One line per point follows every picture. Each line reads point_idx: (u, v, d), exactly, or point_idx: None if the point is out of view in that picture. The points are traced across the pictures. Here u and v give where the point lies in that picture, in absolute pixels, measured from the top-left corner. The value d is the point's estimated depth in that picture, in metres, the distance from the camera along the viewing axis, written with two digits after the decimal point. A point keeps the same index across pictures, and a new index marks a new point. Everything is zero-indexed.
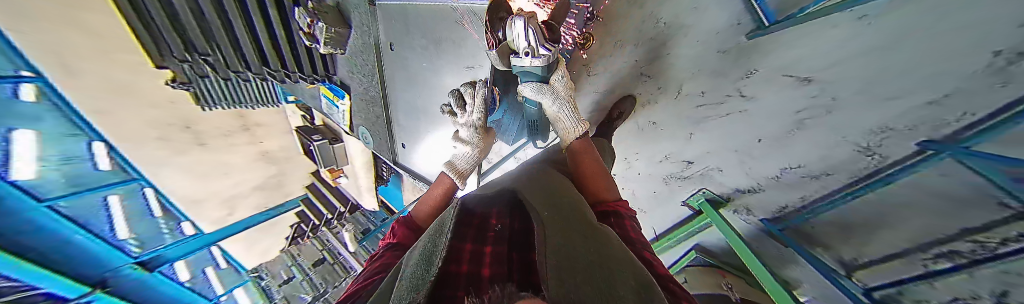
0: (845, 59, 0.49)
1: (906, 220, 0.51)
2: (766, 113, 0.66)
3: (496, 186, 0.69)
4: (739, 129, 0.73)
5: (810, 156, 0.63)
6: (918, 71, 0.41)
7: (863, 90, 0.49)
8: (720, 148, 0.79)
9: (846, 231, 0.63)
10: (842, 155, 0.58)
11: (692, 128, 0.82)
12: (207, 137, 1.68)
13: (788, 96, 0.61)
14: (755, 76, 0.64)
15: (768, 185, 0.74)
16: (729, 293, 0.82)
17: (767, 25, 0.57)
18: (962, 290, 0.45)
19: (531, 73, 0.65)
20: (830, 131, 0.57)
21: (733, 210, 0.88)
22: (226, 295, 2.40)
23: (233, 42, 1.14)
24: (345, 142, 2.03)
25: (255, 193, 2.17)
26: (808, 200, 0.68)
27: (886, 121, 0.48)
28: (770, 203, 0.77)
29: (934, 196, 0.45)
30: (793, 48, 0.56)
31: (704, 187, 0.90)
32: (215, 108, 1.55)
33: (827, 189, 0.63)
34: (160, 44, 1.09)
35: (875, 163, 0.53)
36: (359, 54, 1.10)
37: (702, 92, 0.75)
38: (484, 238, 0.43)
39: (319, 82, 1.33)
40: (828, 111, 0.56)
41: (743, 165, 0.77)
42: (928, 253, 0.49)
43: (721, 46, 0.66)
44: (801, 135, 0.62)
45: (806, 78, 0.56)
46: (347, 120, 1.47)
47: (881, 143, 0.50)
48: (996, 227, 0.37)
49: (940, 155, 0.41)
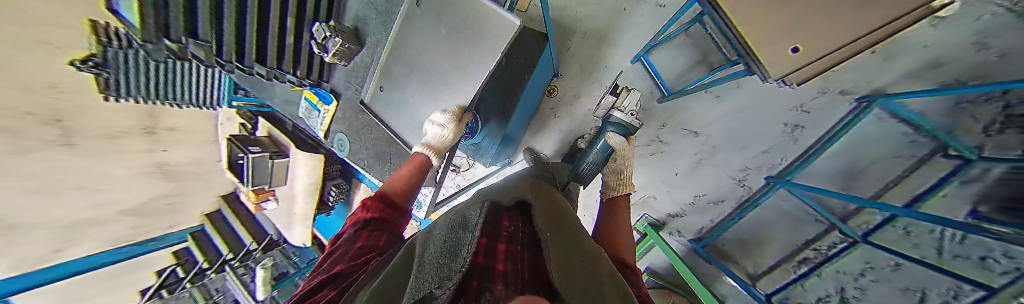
0: (716, 121, 0.86)
1: (774, 235, 0.87)
2: (671, 158, 0.98)
3: (501, 192, 0.69)
4: (662, 165, 1.01)
5: (704, 187, 0.97)
6: (748, 119, 0.80)
7: (729, 142, 0.86)
8: (651, 179, 1.05)
9: (745, 248, 0.95)
10: (726, 187, 0.93)
11: (632, 164, 1.06)
12: (82, 136, 0.94)
13: (688, 143, 0.93)
14: (665, 128, 0.96)
15: (693, 208, 1.02)
16: None
17: (667, 94, 0.91)
18: (815, 290, 0.75)
19: (619, 127, 0.79)
20: (720, 172, 0.92)
21: (669, 232, 1.11)
22: None
23: None
24: (292, 158, 1.36)
25: (123, 222, 1.22)
26: (716, 222, 0.99)
27: (745, 164, 0.86)
28: (691, 226, 1.06)
29: (785, 216, 0.84)
30: (688, 112, 0.89)
31: (644, 213, 1.12)
32: (124, 99, 0.93)
33: (723, 210, 0.96)
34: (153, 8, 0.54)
35: (749, 191, 0.89)
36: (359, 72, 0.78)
37: (637, 136, 1.02)
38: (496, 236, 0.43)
39: (304, 85, 0.92)
40: (711, 153, 0.90)
41: (669, 192, 1.05)
42: (797, 261, 0.81)
43: (648, 103, 0.96)
44: (700, 171, 0.95)
45: (695, 131, 0.90)
46: (326, 125, 1.06)
47: (746, 177, 0.88)
48: (823, 237, 0.75)
49: (776, 186, 0.79)
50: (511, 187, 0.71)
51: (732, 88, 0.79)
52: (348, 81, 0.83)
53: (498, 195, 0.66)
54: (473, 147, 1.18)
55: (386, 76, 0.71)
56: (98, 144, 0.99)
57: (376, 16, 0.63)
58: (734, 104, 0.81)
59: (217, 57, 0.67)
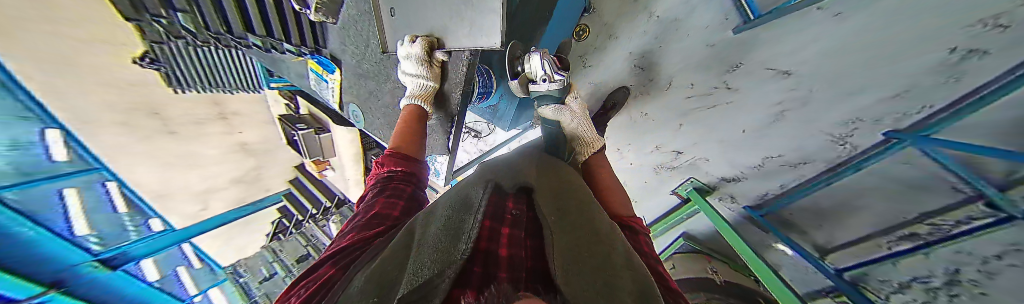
0: (815, 57, 0.55)
1: (871, 204, 0.62)
2: (729, 113, 0.75)
3: (504, 165, 0.56)
4: (719, 120, 0.78)
5: (781, 147, 0.71)
6: (880, 50, 0.46)
7: (835, 84, 0.55)
8: (704, 138, 0.85)
9: (821, 217, 0.73)
10: (814, 146, 0.65)
11: (680, 119, 0.86)
12: (176, 124, 1.44)
13: (763, 90, 0.67)
14: (739, 69, 0.67)
15: (751, 174, 0.82)
16: (714, 276, 0.99)
17: (750, 18, 0.59)
18: (920, 268, 0.59)
19: (547, 97, 0.66)
20: (806, 129, 0.64)
21: (718, 198, 0.96)
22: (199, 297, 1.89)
23: (214, 3, 0.84)
24: (332, 131, 1.79)
25: (234, 187, 1.84)
26: (786, 189, 0.77)
27: (854, 115, 0.55)
28: (751, 190, 0.86)
29: (899, 184, 0.55)
30: (775, 45, 0.59)
31: (691, 177, 0.98)
32: (187, 90, 1.39)
33: (804, 178, 0.72)
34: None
35: (847, 152, 0.60)
36: (355, 25, 0.79)
37: (690, 84, 0.78)
38: (501, 219, 0.36)
39: (306, 55, 1.05)
40: (802, 104, 0.62)
41: (724, 154, 0.84)
42: (894, 237, 0.61)
43: (709, 38, 0.68)
44: (778, 126, 0.69)
45: (786, 71, 0.60)
46: (336, 97, 1.16)
47: (852, 132, 0.57)
48: (949, 211, 0.49)
49: (903, 144, 0.49)
50: (512, 161, 0.57)
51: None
52: (343, 44, 0.90)
53: (500, 167, 0.53)
54: (490, 110, 1.05)
55: None
56: (190, 130, 1.50)
57: None
58: (868, 23, 0.46)
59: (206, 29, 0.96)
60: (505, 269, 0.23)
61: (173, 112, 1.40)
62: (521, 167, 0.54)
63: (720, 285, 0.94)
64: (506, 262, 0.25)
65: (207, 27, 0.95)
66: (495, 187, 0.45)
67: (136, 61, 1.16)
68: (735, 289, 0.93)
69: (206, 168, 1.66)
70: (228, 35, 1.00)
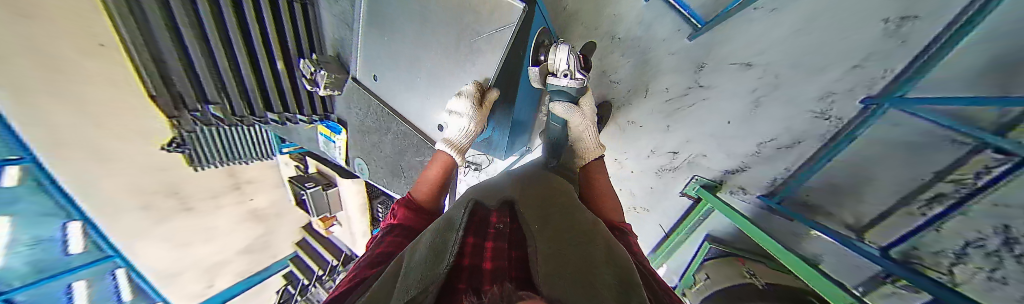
0: (771, 45, 0.54)
1: (878, 167, 0.47)
2: (706, 103, 0.67)
3: (490, 188, 0.62)
4: (701, 116, 0.69)
5: (775, 129, 0.59)
6: (825, 33, 0.47)
7: (796, 66, 0.52)
8: (700, 134, 0.72)
9: (836, 193, 0.55)
10: (805, 123, 0.55)
11: (667, 121, 0.76)
12: (194, 200, 1.54)
13: (737, 82, 0.62)
14: (705, 68, 0.64)
15: (752, 162, 0.66)
16: (754, 280, 0.72)
17: (699, 25, 0.62)
18: (960, 236, 0.39)
19: (563, 92, 0.74)
20: (798, 105, 0.54)
21: (728, 192, 0.73)
22: None
23: (238, 84, 1.09)
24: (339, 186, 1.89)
25: (239, 259, 1.97)
26: (795, 168, 0.59)
27: (831, 86, 0.49)
28: (761, 178, 0.66)
29: (905, 144, 0.43)
30: (734, 40, 0.58)
31: (695, 175, 0.77)
32: (208, 167, 1.42)
33: (805, 157, 0.57)
34: (176, 92, 1.01)
35: (839, 124, 0.50)
36: (355, 93, 1.21)
37: (666, 88, 0.73)
38: (486, 235, 0.41)
39: (316, 121, 1.37)
40: (775, 88, 0.56)
41: (721, 144, 0.69)
42: (924, 196, 0.42)
43: (671, 48, 0.69)
44: (762, 112, 0.60)
45: (746, 62, 0.59)
46: (343, 153, 1.45)
47: (832, 105, 0.50)
48: (955, 164, 0.37)
49: (883, 107, 0.43)
50: (496, 183, 0.64)
51: None
52: (349, 108, 1.29)
53: (487, 191, 0.59)
54: (485, 143, 1.16)
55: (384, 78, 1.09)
56: (205, 205, 1.60)
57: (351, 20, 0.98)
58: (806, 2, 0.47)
59: (234, 113, 1.18)
60: (489, 280, 0.25)
61: (192, 190, 1.50)
62: (502, 188, 0.61)
63: (762, 289, 0.68)
64: (489, 274, 0.27)
65: (235, 112, 1.18)
66: (478, 208, 0.51)
67: (165, 147, 1.21)
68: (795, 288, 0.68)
69: (217, 241, 1.79)
70: (250, 117, 1.23)
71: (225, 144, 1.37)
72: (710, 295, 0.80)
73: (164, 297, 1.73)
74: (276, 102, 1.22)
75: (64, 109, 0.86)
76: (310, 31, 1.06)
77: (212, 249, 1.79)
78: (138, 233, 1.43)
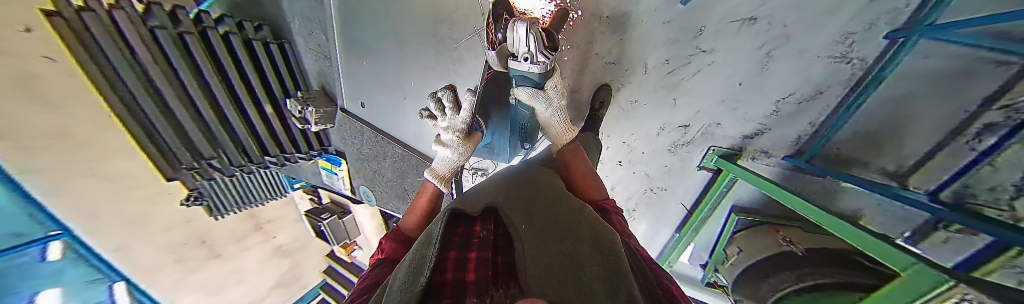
0: None
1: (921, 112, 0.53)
2: (716, 66, 0.78)
3: (471, 197, 0.58)
4: (710, 80, 0.81)
5: (792, 84, 0.70)
6: None
7: (802, 12, 0.61)
8: (708, 104, 0.85)
9: (874, 141, 0.64)
10: (823, 72, 0.64)
11: (671, 94, 0.90)
12: (220, 246, 1.67)
13: (742, 38, 0.71)
14: (705, 31, 0.75)
15: (771, 122, 0.78)
16: (793, 248, 0.71)
17: None
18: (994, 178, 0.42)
19: (527, 79, 0.71)
20: (805, 57, 0.65)
21: (750, 158, 0.88)
22: None
23: (232, 137, 1.10)
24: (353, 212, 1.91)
25: (273, 293, 2.12)
26: (818, 125, 0.71)
27: (845, 27, 0.57)
28: (782, 138, 0.79)
29: (930, 77, 0.49)
30: (728, 0, 0.69)
31: (713, 146, 0.92)
32: (225, 214, 1.51)
33: (830, 107, 0.67)
34: (167, 153, 1.00)
35: (862, 66, 0.58)
36: (347, 124, 1.18)
37: (666, 60, 0.85)
38: (469, 245, 0.36)
39: (316, 156, 1.36)
40: (786, 39, 0.65)
41: (735, 112, 0.82)
42: (971, 132, 0.45)
43: (665, 17, 0.79)
44: (773, 67, 0.70)
45: (750, 18, 0.68)
46: (347, 183, 1.44)
47: (852, 48, 0.58)
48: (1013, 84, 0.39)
49: (914, 39, 0.48)
50: (478, 191, 0.60)
51: None
52: (343, 139, 1.26)
53: (467, 201, 0.55)
54: (488, 149, 1.14)
55: (370, 101, 1.06)
56: (232, 249, 1.74)
57: (323, 42, 0.93)
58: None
59: (231, 163, 1.17)
60: (473, 294, 0.20)
61: (215, 236, 1.61)
62: (486, 191, 0.58)
63: (802, 257, 0.67)
64: (473, 288, 0.22)
65: (232, 162, 1.18)
66: (457, 219, 0.46)
67: (184, 202, 1.32)
68: (828, 255, 0.63)
69: (249, 281, 1.93)
70: (250, 163, 1.23)
71: (239, 192, 1.45)
72: (749, 268, 0.79)
73: None
74: (271, 146, 1.20)
75: (103, 190, 1.07)
76: (292, 68, 1.05)
77: (244, 288, 1.93)
78: (176, 285, 1.56)
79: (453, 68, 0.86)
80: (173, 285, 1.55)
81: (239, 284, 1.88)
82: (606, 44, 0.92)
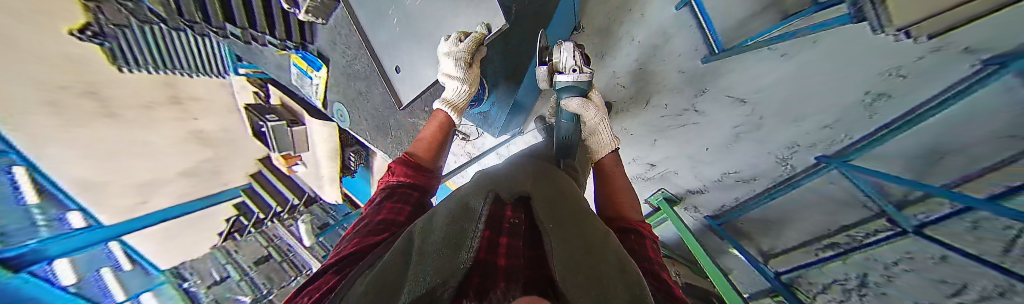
0: (768, 86, 0.65)
1: (803, 215, 0.74)
2: (701, 131, 0.81)
3: (506, 171, 0.54)
4: (689, 137, 0.85)
5: (741, 165, 0.80)
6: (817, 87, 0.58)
7: (783, 113, 0.65)
8: (677, 153, 0.90)
9: (767, 225, 0.83)
10: (766, 165, 0.75)
11: (655, 135, 0.91)
12: (116, 105, 1.48)
13: (728, 113, 0.75)
14: (705, 94, 0.76)
15: (715, 187, 0.89)
16: (676, 278, 0.95)
17: (716, 52, 0.70)
18: (839, 272, 0.69)
19: (573, 89, 0.72)
20: (757, 150, 0.74)
21: (684, 208, 1.01)
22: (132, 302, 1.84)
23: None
24: (306, 125, 1.89)
25: (180, 180, 1.96)
26: (741, 200, 0.86)
27: (796, 140, 0.67)
28: (714, 202, 0.93)
29: (827, 200, 0.67)
30: (735, 75, 0.69)
31: (662, 187, 1.02)
32: (134, 70, 1.42)
33: (754, 191, 0.81)
34: None
35: (790, 172, 0.72)
36: (344, 24, 0.95)
37: (666, 105, 0.84)
38: (500, 220, 0.35)
39: (290, 49, 1.12)
40: (758, 128, 0.71)
41: (693, 169, 0.90)
42: (822, 245, 0.71)
43: (682, 66, 0.77)
44: (738, 147, 0.77)
45: (742, 99, 0.70)
46: (321, 93, 1.31)
47: (792, 155, 0.69)
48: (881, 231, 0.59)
49: (831, 167, 0.62)
50: (509, 167, 0.56)
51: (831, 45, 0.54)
52: (331, 41, 1.06)
53: (502, 172, 0.51)
54: (482, 116, 1.10)
55: None
56: (132, 113, 1.58)
57: None
58: (804, 64, 0.58)
59: (181, 16, 0.95)
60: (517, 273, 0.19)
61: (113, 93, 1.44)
62: (516, 170, 0.56)
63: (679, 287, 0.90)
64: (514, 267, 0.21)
65: (180, 13, 0.93)
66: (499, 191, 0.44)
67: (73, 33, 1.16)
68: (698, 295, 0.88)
69: (150, 157, 1.76)
70: (202, 24, 0.99)
71: (167, 50, 1.35)
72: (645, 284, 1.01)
73: (86, 207, 1.66)
74: (238, 22, 0.99)
75: None
76: None
77: (151, 163, 1.79)
78: (45, 132, 1.36)
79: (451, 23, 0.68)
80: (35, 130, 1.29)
81: (145, 156, 1.74)
82: (618, 59, 0.87)
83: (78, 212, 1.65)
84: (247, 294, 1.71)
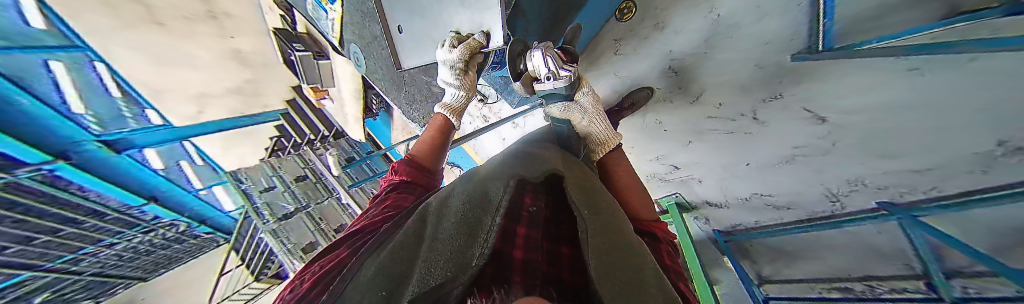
0: (861, 110, 0.80)
1: (821, 234, 1.14)
2: (769, 138, 1.04)
3: (528, 167, 0.59)
4: (741, 143, 1.12)
5: (778, 191, 1.16)
6: (925, 116, 0.69)
7: (859, 142, 0.85)
8: (707, 161, 1.28)
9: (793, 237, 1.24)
10: (809, 197, 1.08)
11: (692, 137, 1.23)
12: (162, 14, 1.53)
13: (799, 128, 0.95)
14: (776, 100, 0.94)
15: (737, 202, 1.33)
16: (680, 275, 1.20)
17: (819, 49, 0.78)
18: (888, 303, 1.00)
19: (555, 95, 0.88)
20: (812, 178, 1.03)
21: (695, 215, 1.58)
22: (204, 191, 2.71)
23: None
24: (331, 59, 2.19)
25: (230, 97, 2.13)
26: (758, 224, 1.34)
27: (860, 177, 0.92)
28: (739, 217, 1.40)
29: (845, 233, 1.07)
30: (829, 86, 0.82)
31: (679, 192, 1.53)
32: None
33: (782, 219, 1.23)
34: None
35: (833, 210, 1.05)
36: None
37: (721, 104, 1.07)
38: (518, 217, 0.40)
39: None
40: (822, 152, 0.95)
41: (719, 180, 1.31)
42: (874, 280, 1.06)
43: (761, 61, 0.91)
44: (785, 167, 1.06)
45: (821, 117, 0.89)
46: (335, 31, 1.76)
47: (849, 193, 0.97)
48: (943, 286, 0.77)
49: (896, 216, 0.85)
50: (532, 163, 0.61)
51: (937, 70, 0.60)
52: None
53: (525, 170, 0.57)
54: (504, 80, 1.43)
55: None
56: (178, 26, 1.62)
57: None
58: (936, 83, 0.62)
59: None
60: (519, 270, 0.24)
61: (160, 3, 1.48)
62: (542, 164, 0.61)
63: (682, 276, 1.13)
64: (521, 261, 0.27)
65: None
66: (523, 187, 0.50)
67: None
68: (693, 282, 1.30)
69: (201, 71, 1.91)
70: None
71: None
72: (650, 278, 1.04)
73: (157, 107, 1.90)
74: None
75: None
76: None
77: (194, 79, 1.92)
78: (107, 31, 1.44)
79: (485, 11, 0.88)
80: (100, 32, 1.42)
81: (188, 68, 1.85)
82: (688, 42, 1.03)
83: (152, 112, 1.90)
84: (291, 204, 2.49)
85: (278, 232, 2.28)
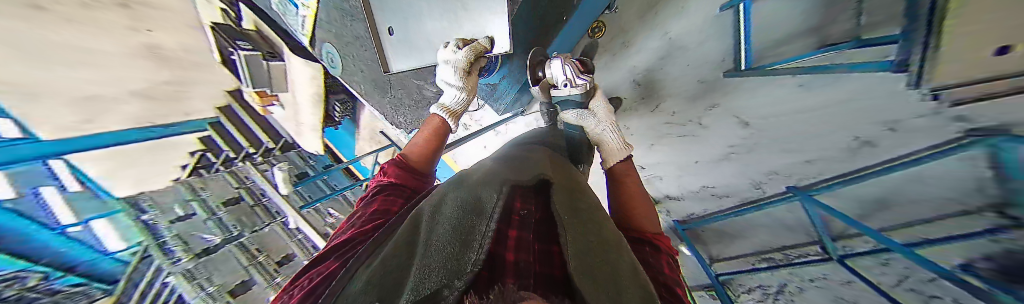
0: (772, 118, 0.99)
1: None
2: (708, 141, 1.22)
3: (521, 168, 0.55)
4: (691, 146, 1.29)
5: (718, 183, 1.32)
6: (810, 122, 0.89)
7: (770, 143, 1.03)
8: (664, 162, 1.46)
9: None
10: (738, 186, 1.24)
11: (652, 141, 1.43)
12: None
13: (731, 132, 1.14)
14: (713, 109, 1.14)
15: (689, 196, 1.49)
16: None
17: (742, 68, 0.99)
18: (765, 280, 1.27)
19: (569, 102, 0.98)
20: (742, 172, 1.19)
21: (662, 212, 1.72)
22: None
23: None
24: (285, 60, 1.94)
25: (137, 101, 1.81)
26: (705, 212, 1.48)
27: (773, 170, 1.08)
28: (687, 210, 1.57)
29: None
30: (748, 97, 1.02)
31: None
32: None
33: (721, 206, 1.38)
34: None
35: (758, 194, 1.18)
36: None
37: (674, 112, 1.26)
38: (510, 221, 0.37)
39: None
40: (746, 150, 1.12)
41: (677, 178, 1.47)
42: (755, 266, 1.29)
43: (703, 77, 1.13)
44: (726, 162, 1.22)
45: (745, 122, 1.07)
46: (306, 30, 1.59)
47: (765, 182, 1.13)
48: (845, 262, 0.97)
49: (791, 198, 1.02)
50: (524, 165, 0.57)
51: (821, 83, 0.80)
52: None
53: (519, 171, 0.52)
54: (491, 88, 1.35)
55: None
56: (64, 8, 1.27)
57: None
58: (820, 95, 0.82)
59: None
60: (519, 280, 0.20)
61: None
62: (532, 167, 0.57)
63: None
64: (516, 271, 0.22)
65: None
66: (517, 189, 0.45)
67: None
68: None
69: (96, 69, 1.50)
70: None
71: None
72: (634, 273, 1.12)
73: None
74: None
75: None
76: None
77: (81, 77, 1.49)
78: None
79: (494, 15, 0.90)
80: None
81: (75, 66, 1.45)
82: (648, 59, 1.25)
83: None
84: (216, 236, 1.85)
85: (195, 274, 1.65)
